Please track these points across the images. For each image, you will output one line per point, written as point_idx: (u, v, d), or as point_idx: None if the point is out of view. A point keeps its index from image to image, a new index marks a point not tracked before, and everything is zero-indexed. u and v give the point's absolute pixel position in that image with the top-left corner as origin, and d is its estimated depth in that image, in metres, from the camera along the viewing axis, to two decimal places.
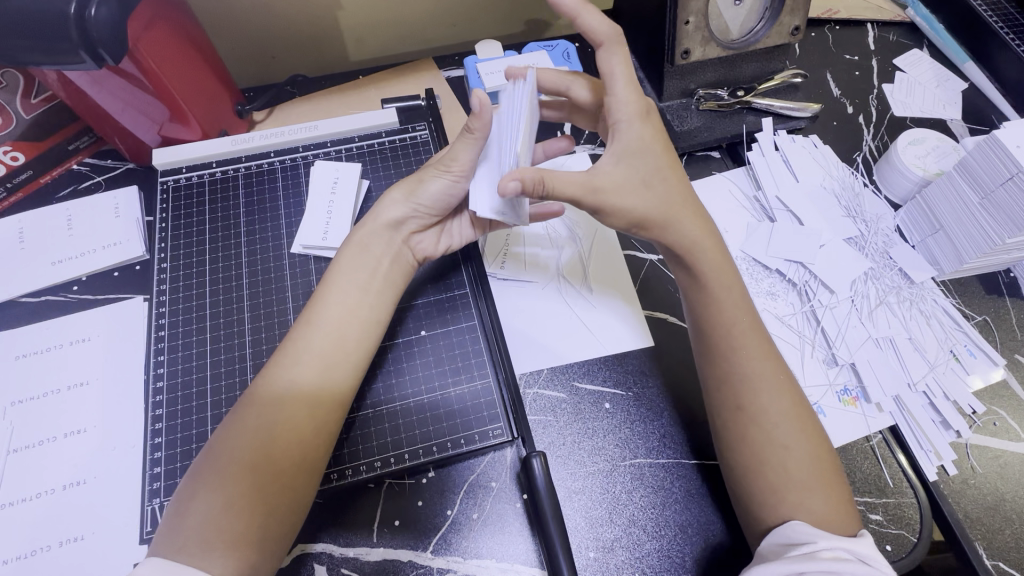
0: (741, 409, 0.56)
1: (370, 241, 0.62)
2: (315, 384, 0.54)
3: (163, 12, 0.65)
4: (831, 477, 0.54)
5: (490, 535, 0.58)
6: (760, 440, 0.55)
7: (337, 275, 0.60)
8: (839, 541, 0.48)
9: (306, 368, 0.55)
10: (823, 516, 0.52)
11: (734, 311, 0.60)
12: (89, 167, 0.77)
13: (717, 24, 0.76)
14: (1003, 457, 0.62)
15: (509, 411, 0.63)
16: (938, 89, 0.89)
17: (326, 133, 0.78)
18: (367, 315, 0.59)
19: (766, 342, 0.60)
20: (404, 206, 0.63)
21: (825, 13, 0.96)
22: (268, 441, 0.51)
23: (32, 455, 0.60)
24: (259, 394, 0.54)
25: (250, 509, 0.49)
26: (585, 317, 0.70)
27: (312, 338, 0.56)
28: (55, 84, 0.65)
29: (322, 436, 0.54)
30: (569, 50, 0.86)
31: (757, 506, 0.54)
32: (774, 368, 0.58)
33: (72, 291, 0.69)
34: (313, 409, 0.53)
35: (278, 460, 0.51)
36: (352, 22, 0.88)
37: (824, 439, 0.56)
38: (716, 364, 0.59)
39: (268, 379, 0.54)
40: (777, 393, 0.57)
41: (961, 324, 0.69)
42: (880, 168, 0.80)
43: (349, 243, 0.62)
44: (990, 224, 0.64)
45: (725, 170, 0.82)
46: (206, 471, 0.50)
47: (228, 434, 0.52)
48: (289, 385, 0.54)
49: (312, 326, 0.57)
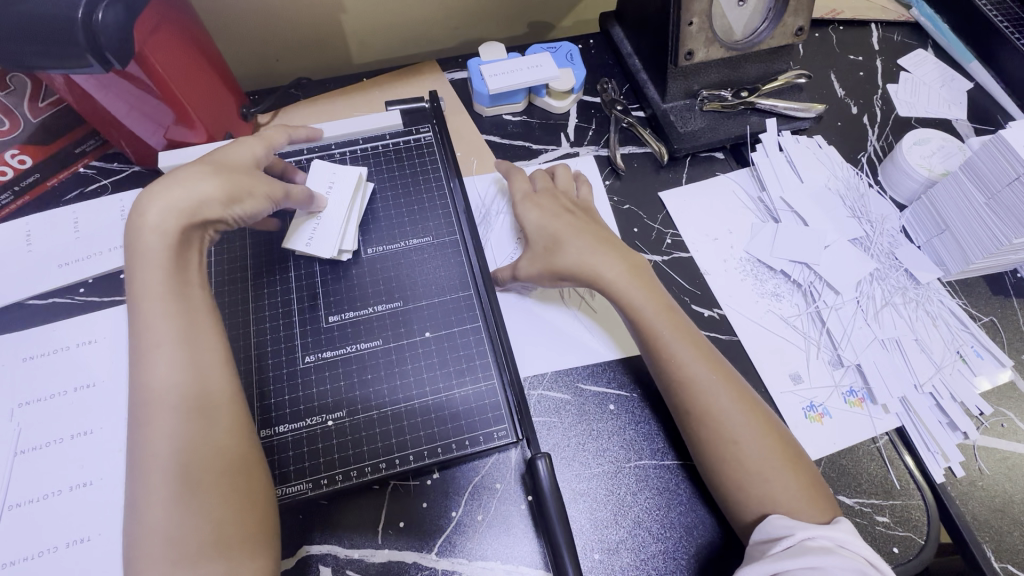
0: (690, 412, 0.58)
1: (188, 237, 0.55)
2: (194, 400, 0.49)
3: (168, 17, 0.65)
4: (793, 461, 0.55)
5: (495, 536, 0.58)
6: (714, 436, 0.56)
7: (143, 287, 0.51)
8: (820, 531, 0.49)
9: (174, 384, 0.49)
10: (794, 501, 0.53)
11: (653, 316, 0.62)
12: (95, 170, 0.78)
13: (721, 24, 0.76)
14: (1010, 459, 0.62)
15: (513, 413, 0.62)
16: (943, 89, 0.89)
17: (331, 136, 0.78)
18: (207, 317, 0.54)
19: (697, 340, 0.61)
20: (181, 198, 0.54)
21: (829, 13, 0.96)
22: (193, 459, 0.47)
23: (39, 456, 0.60)
24: (145, 430, 0.47)
25: (220, 521, 0.46)
26: (585, 318, 0.70)
27: (163, 354, 0.49)
28: (62, 89, 0.66)
29: (240, 439, 0.50)
30: (573, 51, 0.86)
31: (738, 503, 0.54)
32: (712, 365, 0.59)
33: (79, 293, 0.70)
34: (226, 405, 0.51)
35: (217, 473, 0.48)
36: (356, 25, 0.89)
37: (776, 425, 0.58)
38: (659, 369, 0.60)
39: (148, 416, 0.48)
40: (719, 386, 0.58)
41: (968, 324, 0.69)
42: (884, 168, 0.79)
43: (161, 235, 0.53)
44: (997, 224, 0.63)
45: (729, 171, 0.82)
46: (145, 515, 0.45)
47: (142, 480, 0.46)
48: (173, 406, 0.48)
49: (157, 342, 0.50)
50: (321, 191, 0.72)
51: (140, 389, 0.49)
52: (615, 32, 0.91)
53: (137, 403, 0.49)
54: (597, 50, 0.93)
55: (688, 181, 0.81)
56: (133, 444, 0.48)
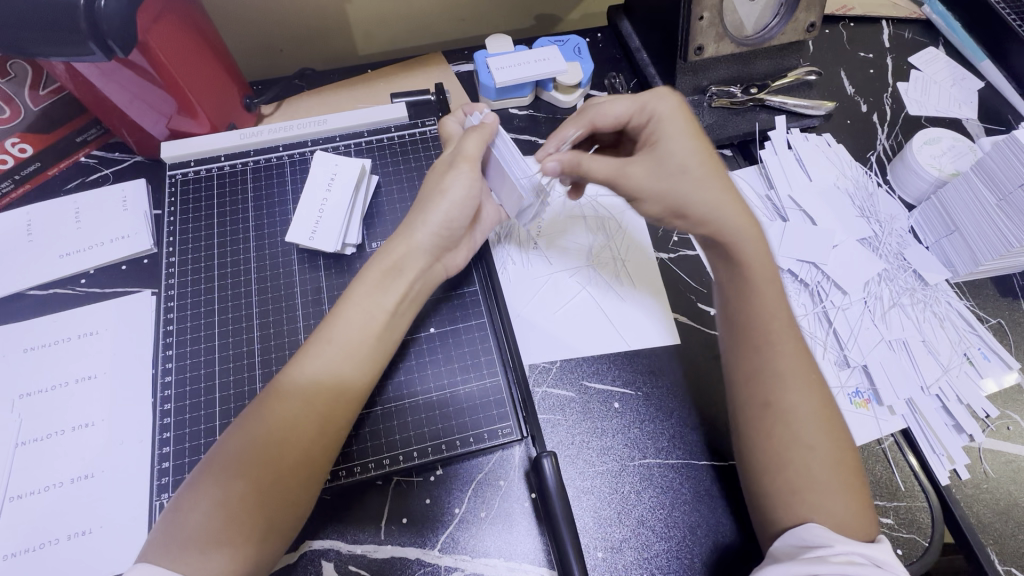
0: (769, 407, 0.55)
1: (404, 266, 0.61)
2: (313, 397, 0.54)
3: (172, 6, 0.64)
4: (856, 479, 0.52)
5: (498, 533, 0.57)
6: (787, 440, 0.53)
7: (352, 294, 0.59)
8: (855, 546, 0.47)
9: (319, 377, 0.55)
10: (846, 517, 0.50)
11: (775, 313, 0.59)
12: (96, 160, 0.76)
13: (732, 19, 0.75)
14: (1017, 462, 0.62)
15: (518, 410, 0.63)
16: (954, 88, 0.88)
17: (336, 128, 0.78)
18: (390, 342, 0.60)
19: (799, 341, 0.58)
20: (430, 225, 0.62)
21: (840, 9, 0.95)
22: (276, 443, 0.51)
23: (40, 449, 0.60)
24: (266, 402, 0.53)
25: (235, 515, 0.48)
26: (613, 316, 0.70)
27: (322, 349, 0.56)
28: (63, 75, 0.64)
29: (325, 443, 0.53)
30: (581, 45, 0.85)
31: (779, 515, 0.52)
32: (807, 368, 0.56)
33: (80, 283, 0.69)
34: (325, 416, 0.54)
35: (283, 467, 0.51)
36: (361, 14, 0.87)
37: (845, 438, 0.54)
38: (748, 359, 0.57)
39: (278, 392, 0.54)
40: (806, 395, 0.55)
41: (975, 326, 0.68)
42: (894, 167, 0.79)
43: (384, 257, 0.61)
44: (1008, 226, 0.63)
45: (736, 169, 0.81)
46: (204, 479, 0.50)
47: (232, 442, 0.51)
48: (303, 391, 0.54)
49: (329, 341, 0.56)
50: (322, 184, 0.71)
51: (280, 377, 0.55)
52: (623, 26, 0.90)
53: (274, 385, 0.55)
54: (605, 44, 0.92)
55: None
56: (241, 415, 0.54)
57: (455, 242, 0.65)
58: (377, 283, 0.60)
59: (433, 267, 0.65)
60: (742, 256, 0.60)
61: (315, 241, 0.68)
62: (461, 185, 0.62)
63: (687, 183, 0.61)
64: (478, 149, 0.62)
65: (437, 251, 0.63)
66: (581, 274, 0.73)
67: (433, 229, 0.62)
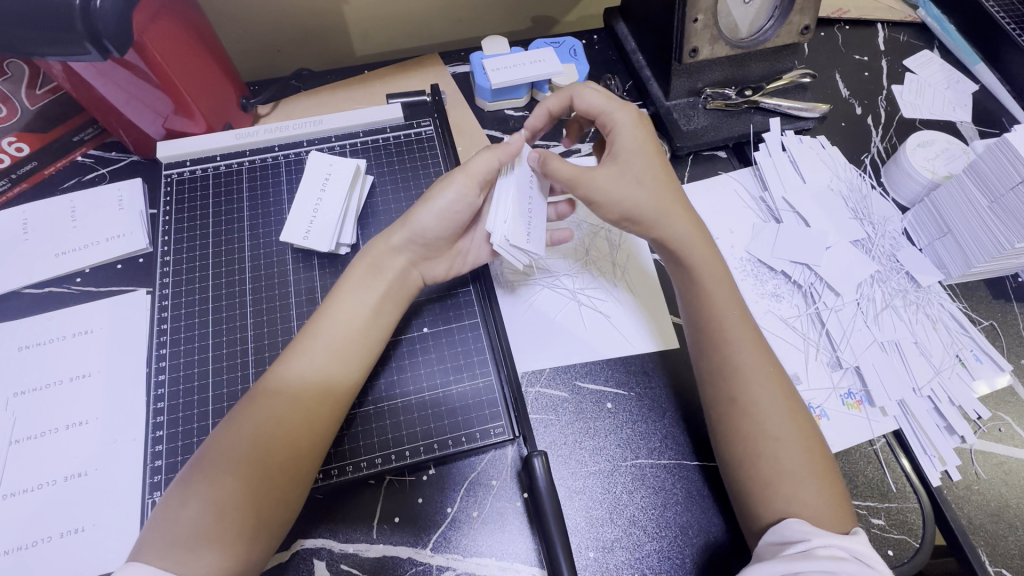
0: (734, 402, 0.56)
1: (381, 266, 0.62)
2: (308, 397, 0.54)
3: (169, 6, 0.65)
4: (827, 474, 0.53)
5: (490, 534, 0.58)
6: (755, 433, 0.54)
7: (334, 294, 0.60)
8: (836, 539, 0.46)
9: (307, 376, 0.55)
10: (819, 508, 0.51)
11: (729, 311, 0.60)
12: (93, 159, 0.77)
13: (726, 22, 0.75)
14: (1008, 464, 0.62)
15: (510, 410, 0.63)
16: (948, 91, 0.88)
17: (332, 128, 0.78)
18: (377, 340, 0.60)
19: (759, 339, 0.60)
20: (406, 231, 0.62)
21: (836, 12, 0.95)
22: (266, 441, 0.51)
23: (33, 447, 0.60)
24: (256, 402, 0.54)
25: (226, 512, 0.48)
26: (611, 316, 0.70)
27: (311, 349, 0.56)
28: (59, 75, 0.64)
29: (316, 441, 0.54)
30: (576, 47, 0.86)
31: (755, 511, 0.53)
32: (768, 362, 0.58)
33: (76, 282, 0.69)
34: (312, 414, 0.54)
35: (276, 465, 0.51)
36: (358, 16, 0.88)
37: (811, 428, 0.55)
38: (712, 355, 0.59)
39: (270, 390, 0.54)
40: (769, 389, 0.56)
41: (967, 328, 0.69)
42: (887, 170, 0.79)
43: (369, 251, 0.62)
44: (999, 228, 0.63)
45: (731, 171, 0.82)
46: (195, 477, 0.50)
47: (226, 438, 0.52)
48: (293, 390, 0.54)
49: (317, 338, 0.57)
50: (317, 183, 0.71)
51: (278, 374, 0.55)
52: (619, 27, 0.90)
53: (271, 382, 0.55)
54: (600, 45, 0.92)
55: (689, 180, 0.81)
56: (235, 410, 0.54)
57: (434, 252, 0.65)
58: (353, 283, 0.60)
59: (411, 273, 0.64)
60: (691, 250, 0.63)
61: (308, 241, 0.68)
62: (450, 198, 0.61)
63: (640, 193, 0.63)
64: (483, 167, 0.61)
65: (414, 258, 0.64)
66: (579, 278, 0.73)
67: (406, 232, 0.62)
